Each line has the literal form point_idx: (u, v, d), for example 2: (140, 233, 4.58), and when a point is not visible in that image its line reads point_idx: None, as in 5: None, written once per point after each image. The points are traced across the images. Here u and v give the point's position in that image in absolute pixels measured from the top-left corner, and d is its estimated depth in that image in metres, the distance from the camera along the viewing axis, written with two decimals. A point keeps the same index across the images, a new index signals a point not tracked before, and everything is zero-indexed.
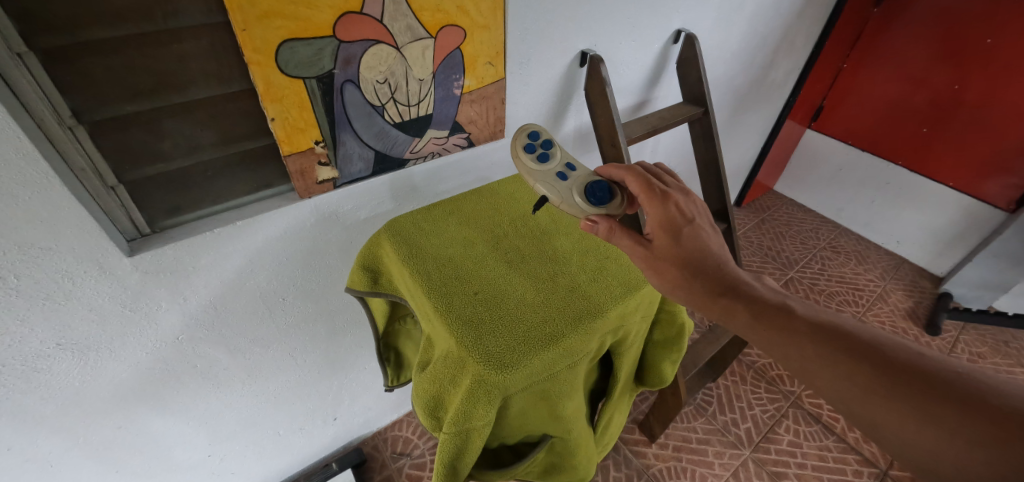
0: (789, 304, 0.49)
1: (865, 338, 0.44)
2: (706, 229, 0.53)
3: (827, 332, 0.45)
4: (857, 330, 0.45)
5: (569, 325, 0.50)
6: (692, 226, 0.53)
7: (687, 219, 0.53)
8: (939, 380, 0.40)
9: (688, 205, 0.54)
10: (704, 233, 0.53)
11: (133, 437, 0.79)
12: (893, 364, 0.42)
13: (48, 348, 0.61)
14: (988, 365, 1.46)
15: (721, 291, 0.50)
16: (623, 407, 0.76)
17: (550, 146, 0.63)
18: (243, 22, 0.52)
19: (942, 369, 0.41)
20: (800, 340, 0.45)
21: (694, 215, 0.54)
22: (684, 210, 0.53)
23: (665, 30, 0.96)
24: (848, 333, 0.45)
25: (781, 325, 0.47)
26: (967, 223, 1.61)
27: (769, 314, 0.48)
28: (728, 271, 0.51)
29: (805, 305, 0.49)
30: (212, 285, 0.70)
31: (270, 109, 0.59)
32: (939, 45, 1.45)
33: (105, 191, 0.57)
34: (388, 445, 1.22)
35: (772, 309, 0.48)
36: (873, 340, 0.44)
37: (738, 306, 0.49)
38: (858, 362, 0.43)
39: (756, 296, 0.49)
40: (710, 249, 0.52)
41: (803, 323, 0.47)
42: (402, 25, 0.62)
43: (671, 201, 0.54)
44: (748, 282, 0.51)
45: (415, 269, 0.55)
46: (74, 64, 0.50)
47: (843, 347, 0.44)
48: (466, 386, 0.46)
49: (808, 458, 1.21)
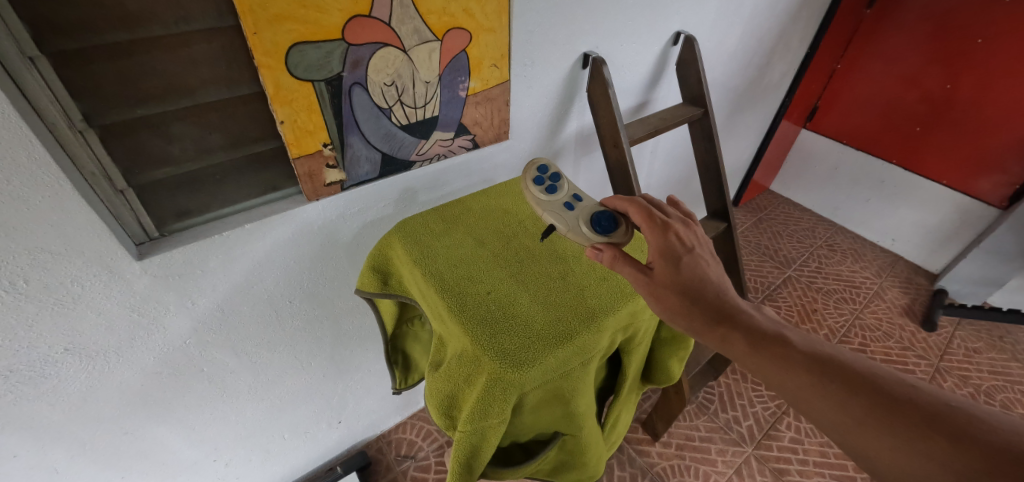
0: (786, 334, 0.50)
1: (862, 371, 0.45)
2: (705, 257, 0.54)
3: (822, 363, 0.46)
4: (852, 362, 0.46)
5: (582, 323, 0.51)
6: (691, 255, 0.53)
7: (686, 248, 0.54)
8: (932, 413, 0.41)
9: (688, 235, 0.55)
10: (703, 261, 0.54)
11: (140, 441, 0.79)
12: (887, 397, 0.43)
13: (56, 353, 0.61)
14: (983, 361, 1.48)
15: (719, 319, 0.51)
16: (631, 404, 0.77)
17: (560, 181, 0.64)
18: (254, 26, 0.52)
19: (934, 402, 0.42)
20: (794, 370, 0.46)
21: (694, 244, 0.55)
22: (683, 239, 0.54)
23: (665, 32, 0.98)
24: (845, 364, 0.46)
25: (776, 354, 0.48)
26: (961, 220, 1.63)
27: (766, 343, 0.49)
28: (727, 300, 0.52)
29: (802, 335, 0.50)
30: (220, 288, 0.70)
31: (279, 112, 0.60)
32: (929, 46, 1.48)
33: (114, 195, 0.57)
34: (392, 448, 1.22)
35: (768, 338, 0.49)
36: (868, 373, 0.45)
37: (735, 336, 0.50)
38: (852, 393, 0.44)
39: (752, 324, 0.50)
40: (708, 277, 0.53)
41: (799, 352, 0.48)
42: (410, 28, 0.63)
43: (670, 232, 0.54)
44: (745, 310, 0.52)
45: (425, 271, 0.56)
46: (87, 68, 0.50)
47: (838, 378, 0.45)
48: (481, 383, 0.46)
49: (810, 454, 1.22)
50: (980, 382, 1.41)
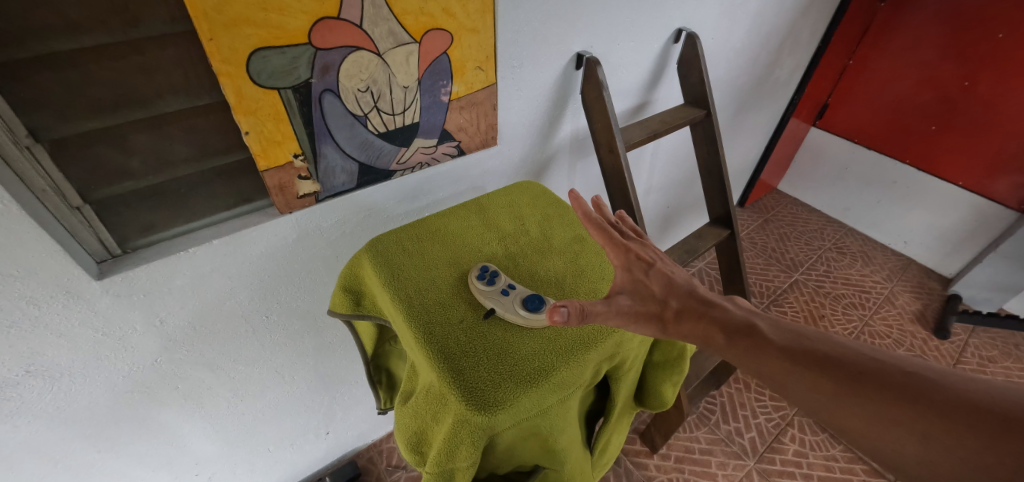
0: (758, 324, 0.49)
1: (826, 350, 0.45)
2: (669, 270, 0.53)
3: (792, 348, 0.46)
4: (816, 342, 0.46)
5: (561, 356, 0.47)
6: (654, 269, 0.53)
7: (648, 263, 0.53)
8: (887, 379, 0.41)
9: (646, 252, 0.54)
10: (668, 274, 0.53)
11: (116, 458, 0.76)
12: (850, 371, 0.43)
13: (16, 376, 0.58)
14: (998, 370, 1.42)
15: (698, 315, 0.50)
16: (622, 427, 0.72)
17: (496, 268, 0.55)
18: (209, 31, 0.48)
19: (893, 370, 0.42)
20: (768, 357, 0.46)
21: (654, 259, 0.54)
22: (644, 256, 0.53)
23: (665, 29, 0.92)
24: (811, 347, 0.46)
25: (751, 345, 0.47)
26: (977, 223, 1.57)
27: (740, 334, 0.48)
28: (700, 298, 0.51)
29: (774, 321, 0.50)
30: (189, 305, 0.66)
31: (244, 122, 0.56)
32: (946, 40, 1.41)
33: (70, 211, 0.54)
34: (383, 458, 1.19)
35: (741, 329, 0.48)
36: (832, 350, 0.45)
37: (713, 330, 0.49)
38: (820, 373, 0.44)
39: (727, 316, 0.49)
40: (677, 286, 0.52)
41: (769, 340, 0.47)
42: (384, 30, 0.59)
43: (631, 249, 0.53)
44: (718, 305, 0.51)
45: (393, 295, 0.52)
46: (29, 79, 0.46)
47: (805, 358, 0.45)
48: (448, 424, 0.43)
49: (815, 468, 1.17)
50: None
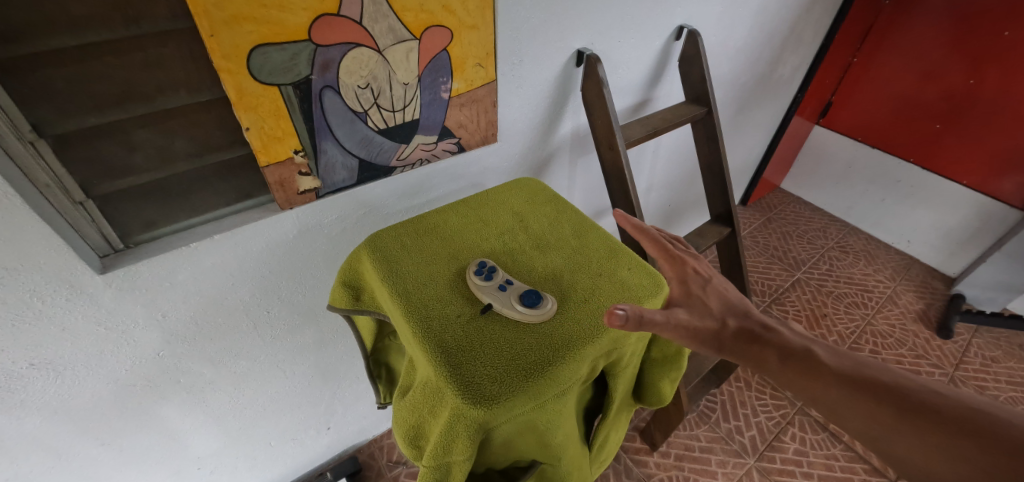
0: (815, 350, 0.50)
1: (884, 381, 0.46)
2: (724, 286, 0.56)
3: (849, 376, 0.47)
4: (875, 372, 0.47)
5: (558, 351, 0.47)
6: (711, 285, 0.55)
7: (705, 277, 0.56)
8: (949, 415, 0.42)
9: (703, 267, 0.57)
10: (724, 291, 0.55)
11: (119, 451, 0.77)
12: (908, 404, 0.44)
13: (20, 368, 0.58)
14: (1001, 370, 1.41)
15: (753, 338, 0.51)
16: (620, 423, 0.72)
17: (493, 264, 0.55)
18: (209, 28, 0.48)
19: (956, 406, 0.42)
20: (825, 384, 0.47)
21: (710, 275, 0.56)
22: (700, 271, 0.56)
23: (666, 27, 0.92)
24: (869, 376, 0.47)
25: (807, 371, 0.48)
26: (981, 222, 1.56)
27: (797, 359, 0.49)
28: (755, 321, 0.53)
29: (831, 349, 0.50)
30: (191, 300, 0.67)
31: (245, 119, 0.56)
32: (951, 37, 1.40)
33: (72, 207, 0.54)
34: (384, 453, 1.19)
35: (797, 354, 0.49)
36: (891, 382, 0.46)
37: (768, 353, 0.49)
38: (878, 404, 0.44)
39: (783, 341, 0.50)
40: (734, 305, 0.54)
41: (827, 367, 0.48)
42: (384, 27, 0.59)
43: (687, 263, 0.57)
44: (774, 329, 0.52)
45: (391, 289, 0.53)
46: (32, 75, 0.47)
47: (864, 387, 0.46)
48: (444, 417, 0.43)
49: (815, 467, 1.17)
50: (998, 393, 1.34)
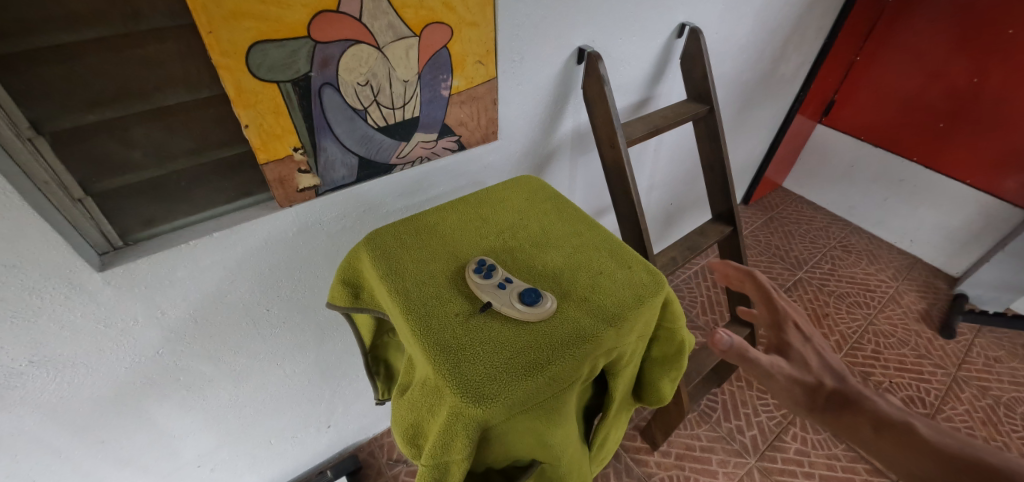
0: (915, 423, 0.47)
1: (993, 464, 0.41)
2: (824, 350, 0.57)
3: (949, 456, 0.43)
4: (986, 454, 0.42)
5: (558, 350, 0.47)
6: (810, 345, 0.57)
7: (805, 335, 0.59)
8: None
9: (808, 327, 0.60)
10: (821, 352, 0.57)
11: (119, 448, 0.77)
12: None
13: (19, 366, 0.58)
14: (1003, 370, 1.40)
15: (844, 404, 0.50)
16: (620, 423, 0.72)
17: (493, 262, 0.55)
18: (208, 24, 0.48)
19: None
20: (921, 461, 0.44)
21: (812, 337, 0.59)
22: (802, 329, 0.59)
23: (668, 24, 0.92)
24: (977, 458, 0.42)
25: (900, 445, 0.46)
26: (984, 221, 1.55)
27: (891, 431, 0.47)
28: (851, 387, 0.52)
29: (937, 426, 0.47)
30: (190, 298, 0.67)
31: (243, 116, 0.56)
32: (955, 36, 1.39)
33: (71, 204, 0.54)
34: (384, 451, 1.19)
35: (893, 426, 0.47)
36: (1004, 467, 0.41)
37: (858, 421, 0.49)
38: None
39: (877, 411, 0.49)
40: (830, 368, 0.55)
41: (925, 442, 0.45)
42: (383, 24, 0.59)
43: (791, 319, 0.60)
44: (868, 398, 0.50)
45: (390, 287, 0.52)
46: (30, 72, 0.47)
47: (969, 469, 0.42)
48: (444, 416, 0.43)
49: (816, 467, 1.17)
50: (1000, 393, 1.34)
